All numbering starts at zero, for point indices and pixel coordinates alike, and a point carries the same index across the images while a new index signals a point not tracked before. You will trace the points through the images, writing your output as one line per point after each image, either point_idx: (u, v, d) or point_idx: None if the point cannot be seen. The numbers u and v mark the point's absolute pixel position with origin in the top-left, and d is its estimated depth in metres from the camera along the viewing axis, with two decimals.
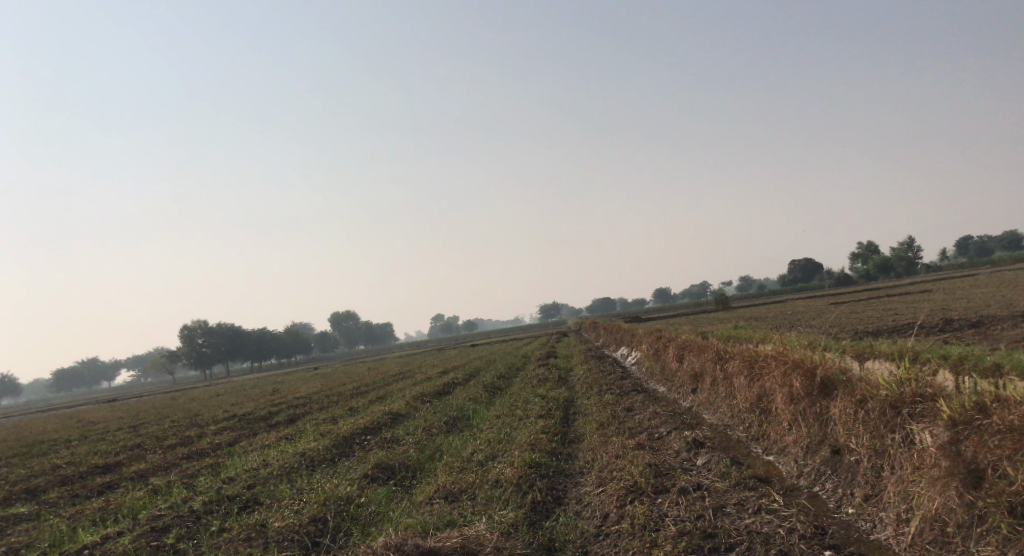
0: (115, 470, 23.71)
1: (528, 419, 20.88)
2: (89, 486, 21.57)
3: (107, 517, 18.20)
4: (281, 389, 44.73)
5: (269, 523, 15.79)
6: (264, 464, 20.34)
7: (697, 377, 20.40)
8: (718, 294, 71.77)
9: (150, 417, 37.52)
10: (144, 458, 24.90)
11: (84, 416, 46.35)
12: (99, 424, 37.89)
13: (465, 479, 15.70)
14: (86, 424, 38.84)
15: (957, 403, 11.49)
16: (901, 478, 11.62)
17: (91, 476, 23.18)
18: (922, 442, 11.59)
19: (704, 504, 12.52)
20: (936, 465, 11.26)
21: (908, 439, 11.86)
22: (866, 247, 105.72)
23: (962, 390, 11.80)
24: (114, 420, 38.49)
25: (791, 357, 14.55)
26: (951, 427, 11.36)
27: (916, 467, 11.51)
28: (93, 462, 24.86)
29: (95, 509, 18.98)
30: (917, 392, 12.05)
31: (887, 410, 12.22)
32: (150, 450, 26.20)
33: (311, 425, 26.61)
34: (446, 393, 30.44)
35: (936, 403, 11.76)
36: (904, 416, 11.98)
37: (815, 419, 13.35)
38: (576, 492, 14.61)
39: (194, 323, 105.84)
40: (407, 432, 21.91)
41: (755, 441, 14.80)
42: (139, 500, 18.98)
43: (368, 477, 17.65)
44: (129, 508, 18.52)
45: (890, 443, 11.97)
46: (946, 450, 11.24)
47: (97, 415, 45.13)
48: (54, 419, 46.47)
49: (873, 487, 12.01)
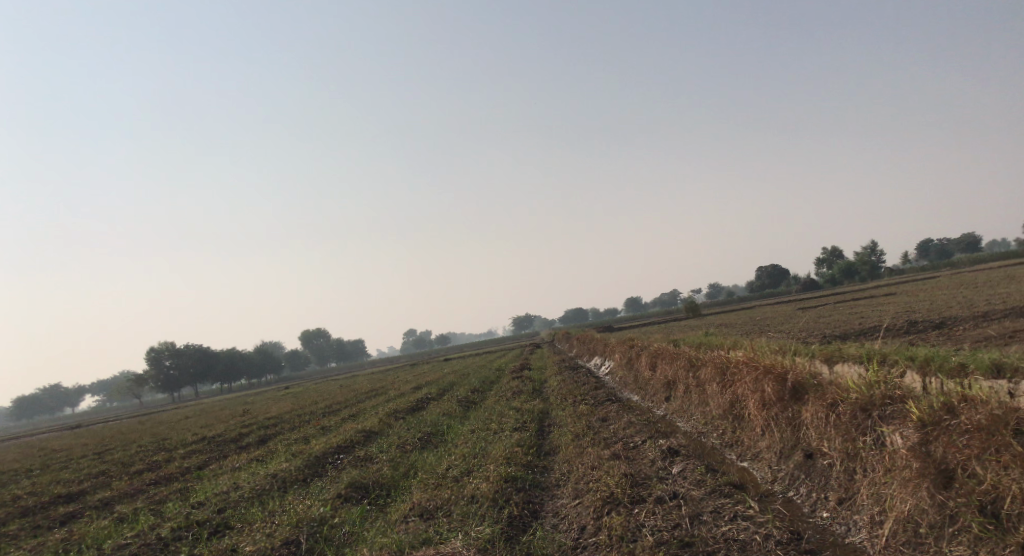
0: (80, 498, 23.34)
1: (503, 433, 20.83)
2: (53, 516, 21.22)
3: (71, 548, 17.93)
4: (251, 410, 44.31)
5: (240, 548, 15.60)
6: (236, 487, 20.12)
7: (670, 385, 20.46)
8: (687, 302, 72.28)
9: (117, 443, 37.03)
10: (110, 485, 24.53)
11: (48, 444, 45.61)
12: (64, 451, 37.32)
13: (440, 496, 15.61)
14: (51, 452, 38.24)
15: (925, 404, 11.61)
16: (873, 480, 11.72)
17: (56, 505, 22.80)
18: (894, 444, 11.69)
19: (680, 513, 12.52)
20: (907, 466, 11.36)
21: (879, 441, 11.96)
22: (831, 252, 106.92)
23: (929, 391, 11.93)
24: (80, 448, 37.92)
25: (763, 362, 14.62)
26: (921, 429, 11.48)
27: (888, 469, 11.59)
28: (58, 491, 24.47)
29: (59, 540, 18.67)
30: (886, 394, 12.17)
31: (858, 412, 12.31)
32: (116, 477, 25.83)
33: (283, 445, 26.39)
34: (419, 409, 30.33)
35: (906, 404, 11.87)
36: (874, 419, 12.08)
37: (787, 423, 13.42)
38: (552, 505, 14.57)
39: (161, 345, 104.71)
40: (380, 450, 21.78)
41: (728, 447, 14.85)
42: (104, 530, 18.70)
43: (341, 497, 17.52)
44: (95, 538, 18.25)
45: (861, 446, 12.06)
46: (916, 451, 11.34)
47: (62, 442, 44.46)
48: (18, 448, 45.72)
49: (846, 490, 12.08)
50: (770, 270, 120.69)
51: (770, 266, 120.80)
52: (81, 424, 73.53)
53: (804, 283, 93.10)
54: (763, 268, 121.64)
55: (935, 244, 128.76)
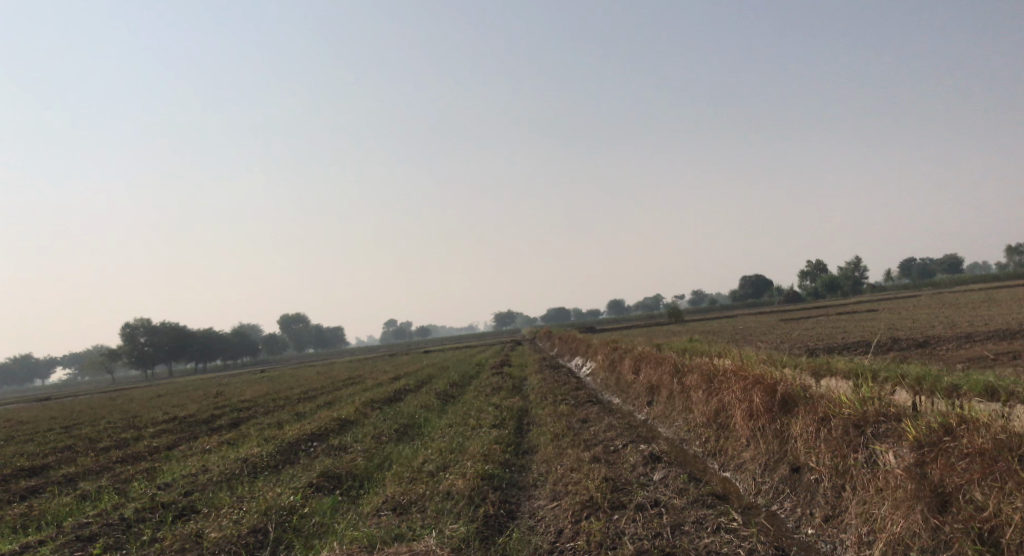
0: (43, 473, 22.86)
1: (481, 429, 20.50)
2: (14, 490, 20.73)
3: (31, 524, 17.50)
4: (225, 392, 43.84)
5: (205, 534, 15.21)
6: (204, 469, 19.71)
7: (652, 390, 20.20)
8: (670, 307, 72.18)
9: (87, 418, 36.46)
10: (76, 461, 24.05)
11: (16, 415, 44.94)
12: (32, 423, 36.73)
13: (415, 490, 15.27)
14: (18, 424, 37.63)
15: (923, 425, 11.38)
16: (863, 499, 11.48)
17: (18, 479, 22.30)
18: (888, 463, 11.45)
19: (661, 521, 12.25)
20: (901, 487, 11.11)
21: (870, 459, 11.72)
22: (814, 266, 106.99)
23: (927, 411, 11.69)
24: (48, 421, 37.31)
25: (751, 372, 14.38)
26: (917, 449, 11.24)
27: (880, 489, 11.35)
28: (22, 464, 23.96)
29: (19, 515, 18.22)
30: (880, 411, 11.94)
31: (849, 428, 12.08)
32: (83, 453, 25.35)
33: (256, 429, 25.97)
34: (397, 400, 29.95)
35: (901, 423, 11.64)
36: (867, 436, 11.85)
37: (774, 435, 13.18)
38: (529, 506, 14.27)
39: (138, 322, 103.82)
40: (355, 440, 21.41)
41: (711, 456, 14.59)
42: (65, 507, 18.28)
43: (313, 486, 17.15)
44: (55, 516, 17.80)
45: (852, 463, 11.81)
46: (912, 472, 11.09)
47: (30, 414, 43.77)
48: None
49: (833, 508, 11.84)
50: (753, 280, 120.91)
51: (754, 276, 121.01)
52: (52, 396, 72.69)
53: (786, 294, 93.27)
54: (747, 277, 121.83)
55: (918, 263, 129.41)
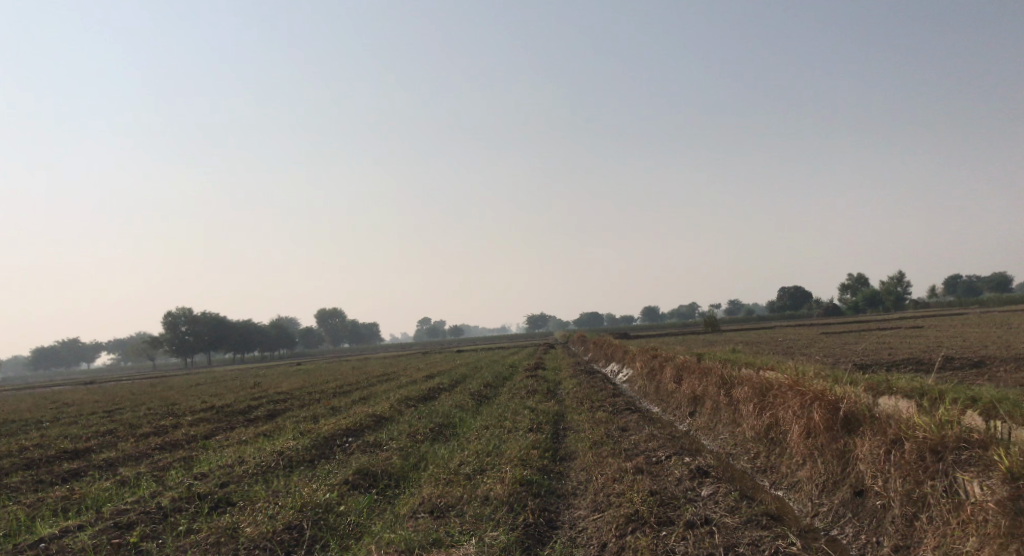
0: (83, 456, 22.81)
1: (518, 432, 20.06)
2: (55, 472, 20.66)
3: (69, 508, 17.37)
4: (262, 383, 43.77)
5: (241, 529, 14.91)
6: (240, 461, 19.50)
7: (696, 401, 19.64)
8: (707, 316, 71.25)
9: (126, 403, 36.54)
10: (115, 446, 23.98)
11: (57, 396, 45.35)
12: (74, 406, 36.98)
13: (453, 493, 14.88)
14: (60, 406, 37.92)
15: (1014, 456, 10.76)
16: (942, 532, 10.88)
17: (59, 462, 22.25)
18: (972, 495, 10.85)
19: (713, 541, 11.77)
20: (990, 522, 10.50)
21: (949, 488, 11.14)
22: (856, 279, 105.16)
23: (1014, 439, 11.08)
24: (89, 404, 37.51)
25: (808, 388, 13.82)
26: (1010, 481, 10.60)
27: (962, 522, 10.75)
28: (63, 446, 23.95)
29: (57, 498, 18.09)
30: (961, 437, 11.36)
31: (926, 453, 11.49)
32: (121, 438, 25.31)
33: (291, 422, 25.75)
34: (431, 399, 29.61)
35: (987, 452, 11.04)
36: (947, 463, 11.25)
37: (835, 455, 12.64)
38: (569, 516, 13.84)
39: (178, 311, 104.87)
40: (391, 437, 21.09)
41: (761, 473, 14.05)
42: (104, 492, 18.13)
43: (349, 484, 16.81)
44: (93, 500, 17.64)
45: (929, 491, 11.23)
46: (1004, 506, 10.47)
47: (72, 397, 44.17)
48: (29, 399, 45.42)
49: (903, 537, 11.27)
50: (793, 291, 119.24)
51: (794, 287, 119.36)
52: (95, 380, 73.61)
53: (826, 307, 91.80)
54: (787, 288, 120.27)
55: (962, 281, 127.12)
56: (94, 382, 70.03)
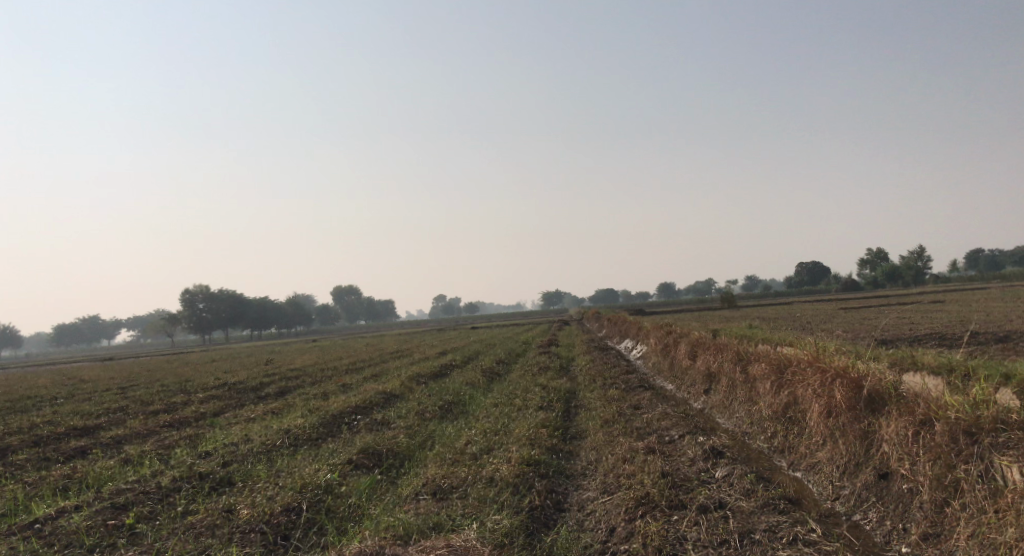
0: (92, 434, 22.40)
1: (527, 410, 19.46)
2: (62, 450, 20.24)
3: (71, 488, 16.90)
4: (275, 360, 43.33)
5: (238, 510, 14.42)
6: (246, 439, 19.01)
7: (711, 378, 18.97)
8: (723, 291, 70.53)
9: (141, 380, 36.22)
10: (124, 423, 23.55)
11: (73, 373, 45.08)
12: (88, 383, 36.75)
13: (457, 474, 14.31)
14: (76, 382, 37.67)
15: None
16: (976, 520, 10.22)
17: (67, 439, 21.83)
18: (1011, 481, 10.17)
19: (727, 527, 11.14)
20: None
21: (985, 474, 10.46)
22: (875, 254, 103.79)
23: None
24: (104, 381, 37.22)
25: (830, 365, 13.13)
26: None
27: (999, 511, 10.07)
28: (73, 423, 23.57)
29: (60, 477, 17.63)
30: (997, 418, 10.66)
31: (959, 436, 10.82)
32: (132, 415, 24.88)
33: (301, 399, 25.24)
34: (442, 376, 29.08)
35: None
36: (984, 446, 10.58)
37: (858, 436, 11.97)
38: (578, 498, 13.24)
39: (196, 288, 105.02)
40: (399, 416, 20.51)
41: (779, 454, 13.39)
42: (107, 470, 17.67)
43: (351, 464, 16.27)
44: (95, 479, 17.17)
45: (962, 476, 10.56)
46: None
47: (87, 373, 43.98)
48: (47, 376, 45.25)
49: (933, 525, 10.60)
50: (812, 266, 117.98)
51: (813, 262, 118.12)
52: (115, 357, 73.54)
53: (845, 283, 90.81)
54: (805, 264, 119.06)
55: (984, 255, 125.48)
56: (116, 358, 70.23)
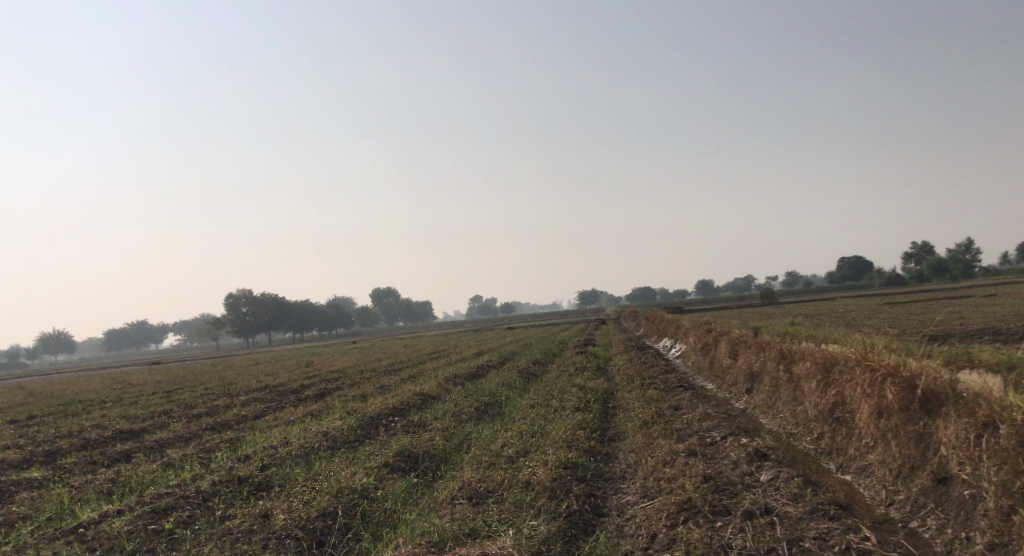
0: (137, 437, 22.35)
1: (564, 412, 19.07)
2: (107, 453, 20.15)
3: (115, 491, 16.68)
4: (315, 362, 43.28)
5: (274, 515, 14.18)
6: (285, 442, 18.80)
7: (753, 377, 18.44)
8: (764, 288, 69.62)
9: (186, 384, 36.31)
10: (168, 426, 23.49)
11: (120, 377, 45.39)
12: (135, 387, 36.90)
13: (494, 478, 13.94)
14: (123, 387, 37.88)
15: None
16: None
17: (112, 442, 21.78)
18: None
19: (774, 534, 10.69)
20: None
21: None
22: (920, 247, 101.91)
23: None
24: (150, 385, 37.41)
25: (881, 363, 12.60)
26: None
27: None
28: (119, 427, 23.58)
29: (105, 480, 17.40)
30: None
31: None
32: (175, 418, 24.83)
33: (339, 401, 25.10)
34: (479, 376, 28.80)
35: None
36: None
37: (912, 438, 11.44)
38: (617, 502, 12.83)
39: (239, 292, 105.76)
40: (435, 417, 20.23)
41: (827, 456, 12.87)
42: (150, 474, 17.50)
43: (388, 467, 15.99)
44: (138, 483, 16.99)
45: None
46: None
47: (134, 378, 44.29)
48: (95, 380, 45.55)
49: (999, 534, 10.06)
50: (854, 260, 116.19)
51: (855, 257, 116.35)
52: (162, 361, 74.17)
53: (889, 277, 89.28)
54: (848, 258, 117.31)
55: None
56: (163, 362, 70.97)
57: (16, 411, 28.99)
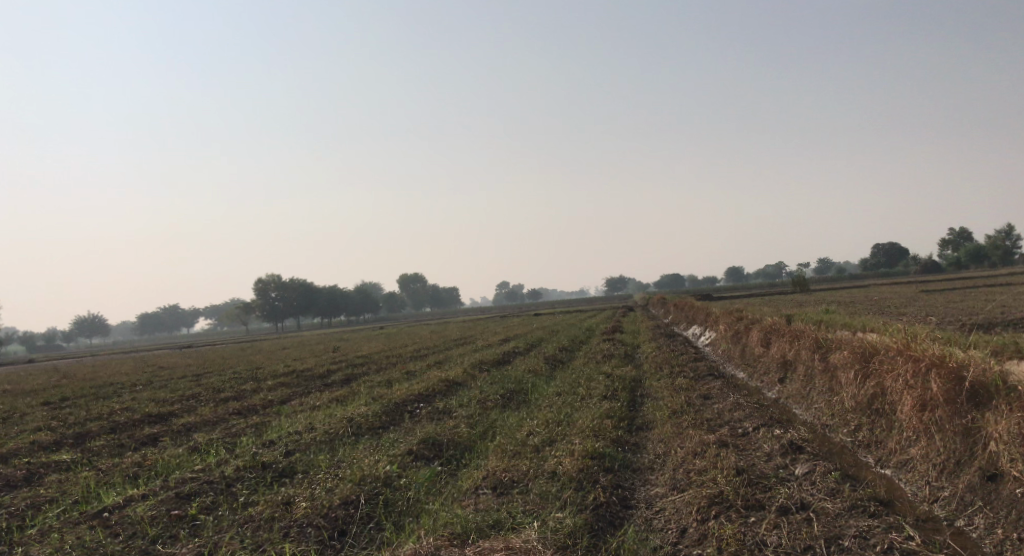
0: (165, 421, 22.20)
1: (591, 400, 18.67)
2: (134, 437, 20.00)
3: (141, 474, 16.47)
4: (342, 347, 43.16)
5: (296, 503, 13.90)
6: (310, 428, 18.54)
7: (787, 366, 17.92)
8: (795, 274, 68.69)
9: (214, 368, 36.25)
10: (195, 410, 23.34)
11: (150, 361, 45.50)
12: (165, 370, 36.90)
13: (519, 467, 13.57)
14: (153, 370, 37.91)
15: None
16: None
17: (140, 425, 21.65)
18: None
19: (812, 531, 10.27)
20: None
21: None
22: (957, 234, 100.18)
23: None
24: (180, 368, 37.40)
25: (925, 353, 12.07)
26: None
27: None
28: (147, 410, 23.50)
29: (131, 463, 17.22)
30: None
31: None
32: (203, 402, 24.69)
33: (365, 387, 24.84)
34: (505, 363, 28.49)
35: None
36: None
37: (958, 432, 10.94)
38: (645, 494, 12.43)
39: (269, 277, 106.13)
40: (461, 404, 19.92)
41: (864, 449, 12.40)
42: (175, 458, 17.28)
43: (412, 454, 15.68)
44: (163, 467, 16.76)
45: None
46: None
47: (164, 361, 44.39)
48: (127, 363, 45.74)
49: None
50: (889, 248, 114.49)
51: (889, 244, 114.67)
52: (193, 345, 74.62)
53: (924, 264, 87.90)
54: (881, 245, 115.70)
55: None
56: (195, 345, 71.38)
57: (47, 393, 28.98)
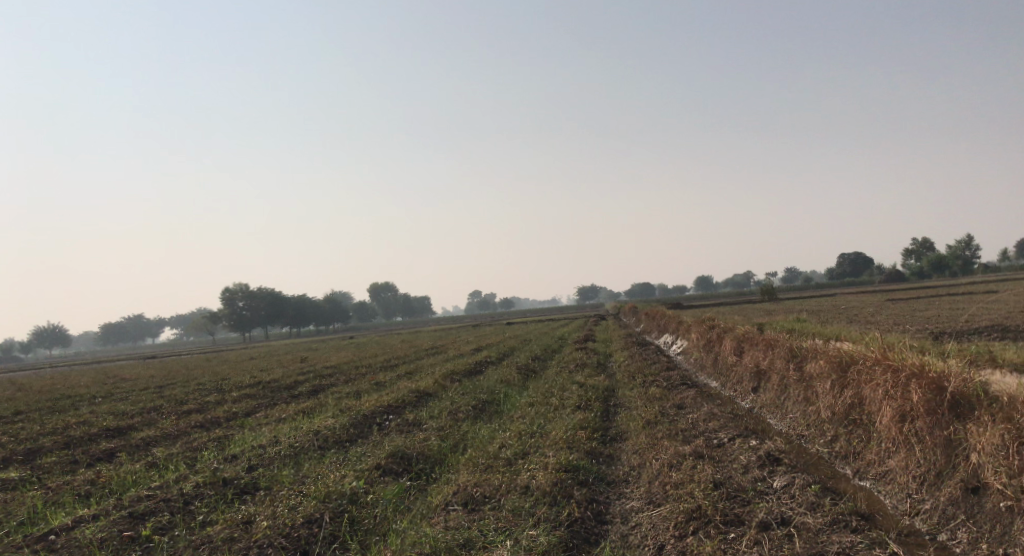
0: (124, 435, 21.55)
1: (564, 410, 18.36)
2: (91, 453, 19.38)
3: (95, 493, 15.90)
4: (310, 357, 42.53)
5: (257, 522, 13.45)
6: (275, 441, 18.05)
7: (760, 375, 17.73)
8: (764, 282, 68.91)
9: (177, 379, 35.45)
10: (157, 424, 22.72)
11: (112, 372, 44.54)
12: (127, 382, 36.07)
13: (491, 482, 13.20)
14: (113, 381, 37.03)
15: None
16: None
17: (97, 440, 20.99)
18: None
19: (793, 548, 10.05)
20: None
21: None
22: (920, 243, 101.13)
23: None
24: (142, 380, 36.59)
25: (905, 363, 11.85)
26: None
27: None
28: (106, 424, 22.82)
29: (84, 481, 16.63)
30: None
31: None
32: (165, 415, 24.05)
33: (333, 398, 24.33)
34: (476, 373, 28.09)
35: None
36: None
37: (939, 444, 10.76)
38: (620, 508, 12.14)
39: (236, 286, 104.88)
40: (431, 416, 19.51)
41: (842, 460, 12.22)
42: (132, 475, 16.72)
43: (380, 469, 15.26)
44: (119, 485, 16.20)
45: None
46: None
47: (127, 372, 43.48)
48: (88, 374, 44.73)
49: None
50: (855, 256, 115.29)
51: (855, 253, 115.51)
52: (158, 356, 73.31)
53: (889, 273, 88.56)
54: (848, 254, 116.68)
55: None
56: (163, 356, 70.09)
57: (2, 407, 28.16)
